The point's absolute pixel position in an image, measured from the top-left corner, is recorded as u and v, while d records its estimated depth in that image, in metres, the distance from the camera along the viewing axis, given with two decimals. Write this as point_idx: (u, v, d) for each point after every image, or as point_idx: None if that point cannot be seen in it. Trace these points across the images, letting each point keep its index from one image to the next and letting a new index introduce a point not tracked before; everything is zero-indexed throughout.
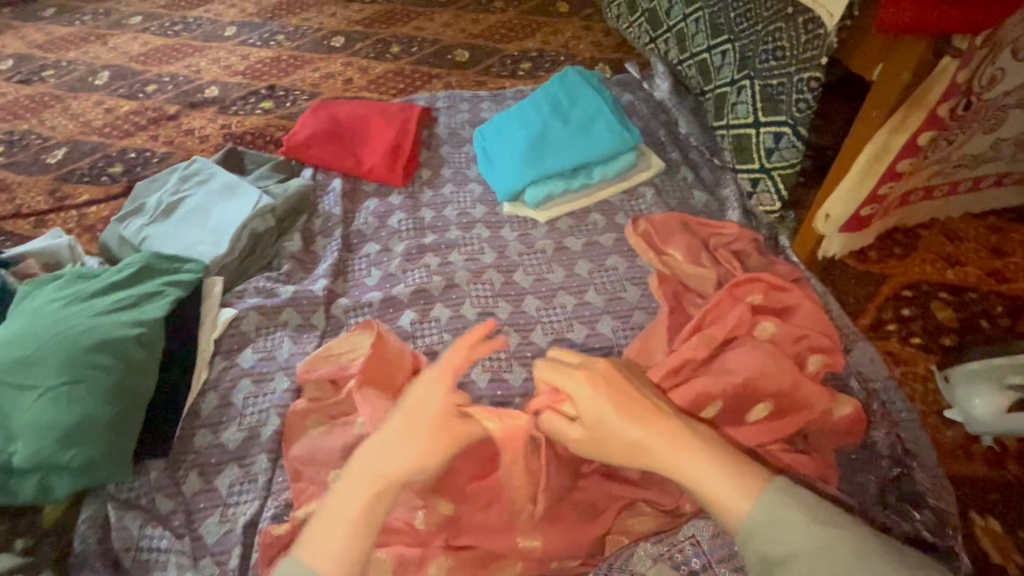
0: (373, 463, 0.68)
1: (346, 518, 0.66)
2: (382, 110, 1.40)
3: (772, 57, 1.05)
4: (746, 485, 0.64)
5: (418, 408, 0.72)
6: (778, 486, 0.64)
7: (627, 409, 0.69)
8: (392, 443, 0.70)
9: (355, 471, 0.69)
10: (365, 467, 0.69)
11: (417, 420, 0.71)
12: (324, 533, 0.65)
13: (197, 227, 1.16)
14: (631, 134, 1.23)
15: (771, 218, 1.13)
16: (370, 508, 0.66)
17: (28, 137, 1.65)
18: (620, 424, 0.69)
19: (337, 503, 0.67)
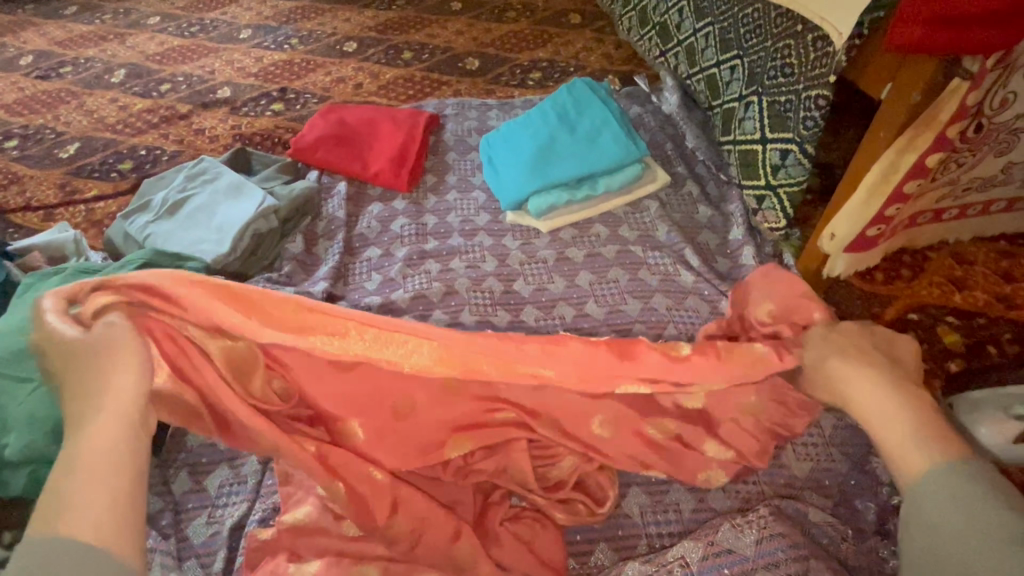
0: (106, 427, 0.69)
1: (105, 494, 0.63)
2: (390, 116, 1.40)
3: (780, 73, 1.05)
4: (923, 443, 0.65)
5: (103, 367, 0.73)
6: (954, 470, 0.62)
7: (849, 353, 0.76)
8: (130, 400, 0.72)
9: (115, 427, 0.69)
10: (111, 420, 0.70)
11: (101, 360, 0.74)
12: (84, 490, 0.63)
13: (201, 226, 1.16)
14: (637, 146, 1.23)
15: (775, 236, 1.12)
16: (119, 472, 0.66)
17: (42, 132, 1.67)
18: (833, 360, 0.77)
19: (90, 451, 0.66)
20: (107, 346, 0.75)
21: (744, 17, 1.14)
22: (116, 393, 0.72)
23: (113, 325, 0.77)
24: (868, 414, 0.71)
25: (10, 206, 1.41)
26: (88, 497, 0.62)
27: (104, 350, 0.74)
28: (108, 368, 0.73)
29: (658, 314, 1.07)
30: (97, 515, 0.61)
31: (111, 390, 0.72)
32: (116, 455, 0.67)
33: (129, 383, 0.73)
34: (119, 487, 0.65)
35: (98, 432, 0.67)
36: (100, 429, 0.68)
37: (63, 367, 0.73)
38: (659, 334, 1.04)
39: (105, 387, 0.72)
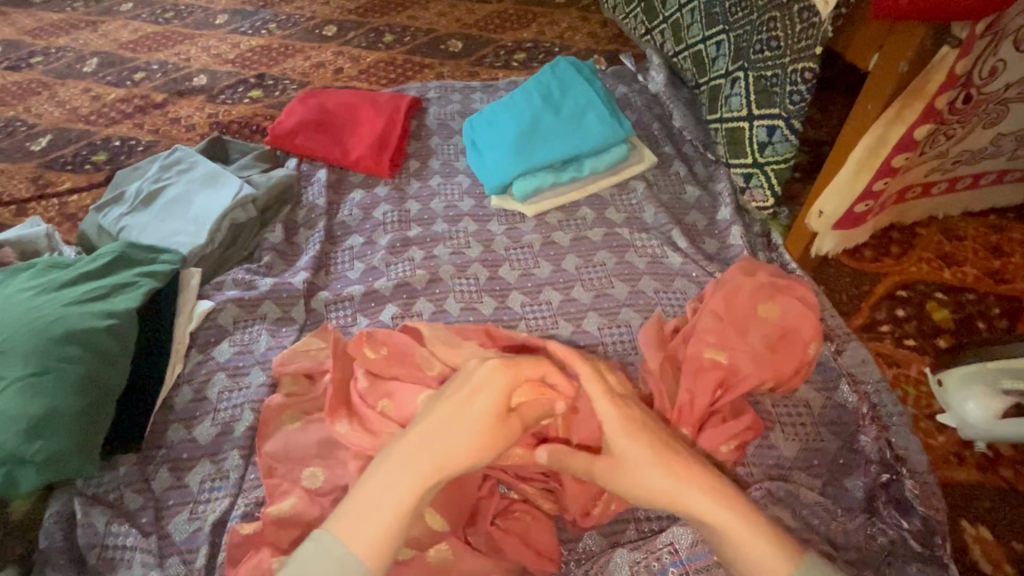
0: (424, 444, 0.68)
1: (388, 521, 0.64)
2: (370, 100, 1.37)
3: (766, 47, 1.02)
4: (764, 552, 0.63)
5: (441, 419, 0.69)
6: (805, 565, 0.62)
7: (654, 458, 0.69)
8: (433, 429, 0.68)
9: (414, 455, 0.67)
10: (413, 453, 0.67)
11: (465, 415, 0.69)
12: (375, 513, 0.64)
13: (177, 217, 1.13)
14: (623, 126, 1.20)
15: (763, 215, 1.11)
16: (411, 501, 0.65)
17: (13, 124, 1.62)
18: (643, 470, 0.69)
19: (408, 461, 0.66)
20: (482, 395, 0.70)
21: None
22: (485, 443, 0.69)
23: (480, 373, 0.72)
24: (690, 514, 0.67)
25: None
26: (367, 516, 0.64)
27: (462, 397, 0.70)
28: (459, 414, 0.69)
29: (645, 297, 1.05)
30: (378, 543, 0.63)
31: (435, 429, 0.68)
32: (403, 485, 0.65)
33: (477, 425, 0.69)
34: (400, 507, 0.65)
35: (397, 460, 0.66)
36: (418, 461, 0.66)
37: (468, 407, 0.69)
38: (646, 317, 1.03)
39: (462, 435, 0.68)
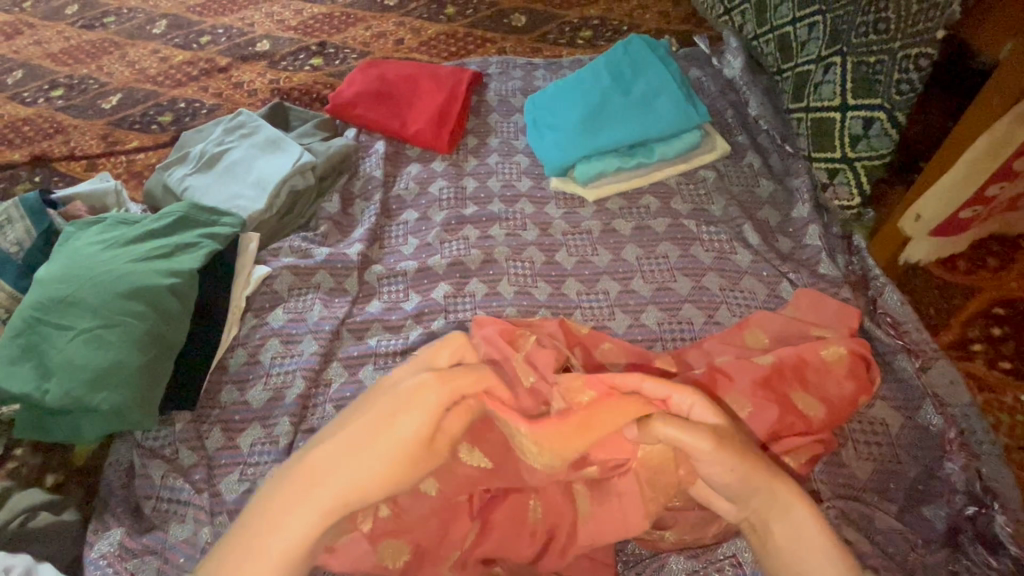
0: (304, 450, 0.60)
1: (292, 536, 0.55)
2: (431, 73, 1.34)
3: (871, 29, 0.92)
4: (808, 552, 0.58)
5: (348, 416, 0.63)
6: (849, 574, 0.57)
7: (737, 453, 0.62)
8: (337, 457, 0.59)
9: (314, 474, 0.58)
10: (304, 481, 0.58)
11: (410, 446, 0.61)
12: (258, 556, 0.54)
13: (238, 180, 1.14)
14: (697, 110, 1.13)
15: (846, 215, 1.03)
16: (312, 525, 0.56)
17: (86, 82, 1.67)
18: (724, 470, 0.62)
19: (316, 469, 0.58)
20: (394, 406, 0.62)
21: None
22: (386, 472, 0.60)
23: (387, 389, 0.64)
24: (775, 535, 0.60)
25: (56, 155, 1.42)
26: (260, 540, 0.54)
27: (386, 404, 0.62)
28: (376, 429, 0.60)
29: (709, 294, 0.99)
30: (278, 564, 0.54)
31: (332, 462, 0.59)
32: (318, 507, 0.57)
33: (393, 455, 0.60)
34: (292, 551, 0.55)
35: (298, 485, 0.57)
36: (320, 501, 0.57)
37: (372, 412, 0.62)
38: (710, 315, 0.97)
39: (375, 454, 0.60)
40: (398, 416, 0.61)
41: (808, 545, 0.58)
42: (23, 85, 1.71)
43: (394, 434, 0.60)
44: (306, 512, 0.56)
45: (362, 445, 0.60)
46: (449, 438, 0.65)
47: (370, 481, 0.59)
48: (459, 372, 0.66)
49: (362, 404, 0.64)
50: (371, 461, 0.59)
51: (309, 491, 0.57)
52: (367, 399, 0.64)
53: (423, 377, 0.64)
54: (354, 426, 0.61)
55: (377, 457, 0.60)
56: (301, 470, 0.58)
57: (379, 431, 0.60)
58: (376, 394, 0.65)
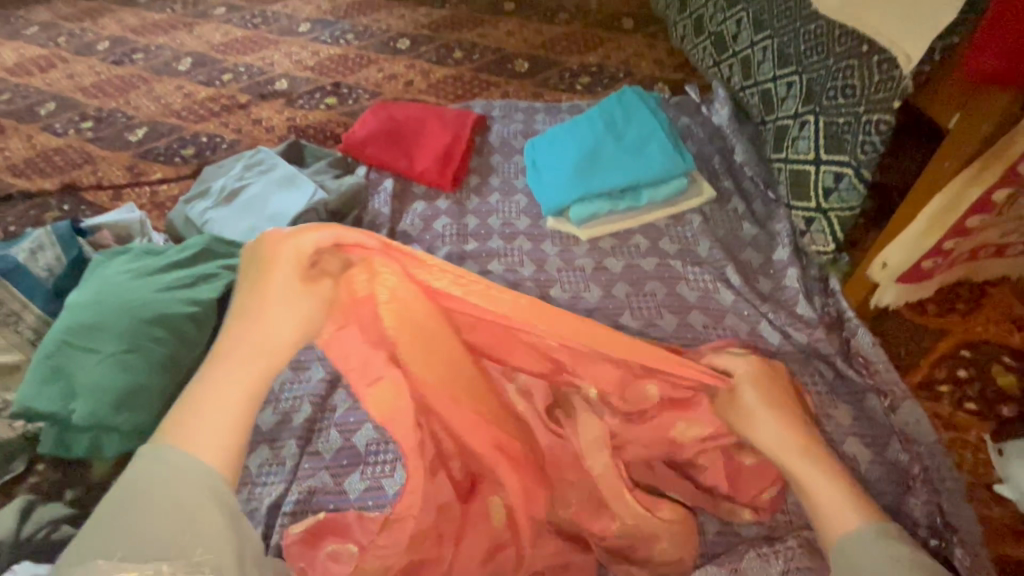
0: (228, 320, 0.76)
1: (242, 393, 0.71)
2: (438, 115, 1.43)
3: (840, 92, 1.00)
4: (846, 509, 0.69)
5: (253, 285, 0.76)
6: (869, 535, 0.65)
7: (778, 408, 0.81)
8: (251, 323, 0.75)
9: (231, 348, 0.74)
10: (228, 348, 0.74)
11: (295, 299, 0.75)
12: (206, 429, 0.68)
13: (254, 214, 1.22)
14: (684, 158, 1.21)
15: (823, 260, 1.10)
16: (241, 392, 0.71)
17: (114, 115, 1.78)
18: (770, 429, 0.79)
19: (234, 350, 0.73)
20: (273, 271, 0.76)
21: (803, 33, 1.08)
22: (298, 327, 0.76)
23: (271, 254, 0.76)
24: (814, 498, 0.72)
25: (84, 184, 1.51)
26: (210, 414, 0.69)
27: (287, 264, 0.75)
28: (267, 299, 0.75)
29: (694, 331, 1.06)
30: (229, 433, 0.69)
31: (247, 345, 0.74)
32: (257, 373, 0.73)
33: (295, 319, 0.75)
34: (239, 401, 0.71)
35: (237, 356, 0.73)
36: (249, 374, 0.72)
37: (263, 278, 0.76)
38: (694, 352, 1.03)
39: (297, 316, 0.76)
40: (275, 283, 0.75)
41: (841, 510, 0.69)
42: (55, 116, 1.82)
43: (287, 288, 0.76)
44: (243, 369, 0.72)
45: (268, 314, 0.75)
46: (335, 284, 0.77)
47: (280, 342, 0.74)
48: (358, 234, 0.77)
49: (248, 276, 0.78)
50: (263, 329, 0.74)
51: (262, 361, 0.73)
52: (252, 271, 0.76)
53: (324, 236, 0.75)
54: (252, 297, 0.76)
55: (286, 323, 0.75)
56: (247, 347, 0.73)
57: (290, 303, 0.75)
58: (270, 266, 0.76)
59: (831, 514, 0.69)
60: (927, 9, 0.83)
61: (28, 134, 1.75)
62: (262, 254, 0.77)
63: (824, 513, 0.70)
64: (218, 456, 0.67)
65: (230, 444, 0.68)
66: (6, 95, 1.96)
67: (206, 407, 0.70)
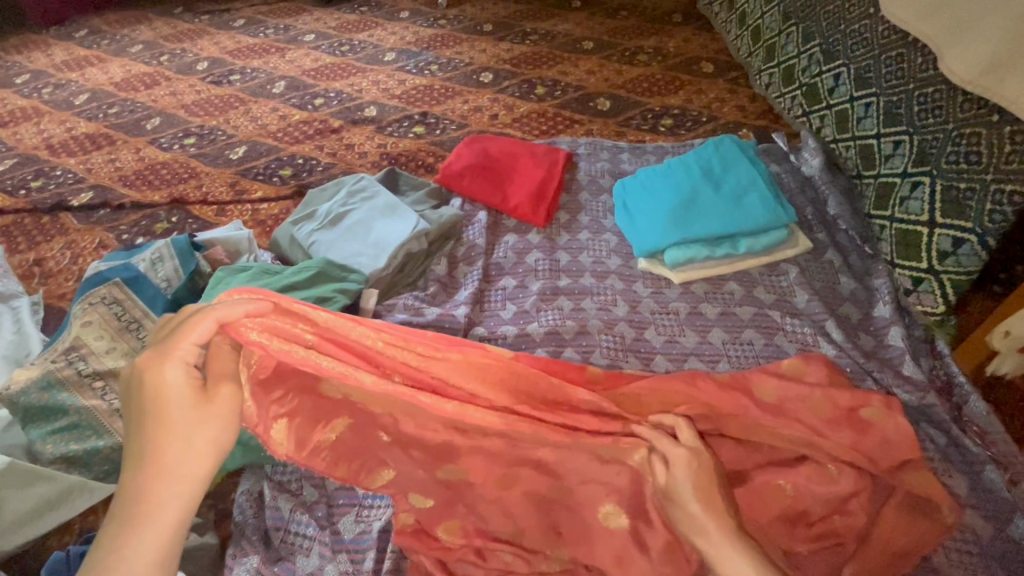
0: (151, 476, 0.62)
1: (139, 553, 0.60)
2: (530, 152, 1.48)
3: (963, 158, 1.00)
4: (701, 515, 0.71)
5: (158, 425, 0.62)
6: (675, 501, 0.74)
7: (704, 492, 0.73)
8: (172, 448, 0.62)
9: (142, 503, 0.61)
10: (138, 503, 0.61)
11: (205, 415, 0.65)
12: None
13: (359, 239, 1.27)
14: (785, 211, 1.23)
15: (929, 320, 1.08)
16: (155, 539, 0.61)
17: (215, 133, 1.89)
18: (688, 504, 0.73)
19: (151, 506, 0.61)
20: (169, 398, 0.63)
21: (919, 96, 1.10)
22: (201, 430, 0.64)
23: (152, 389, 0.62)
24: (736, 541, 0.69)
25: (190, 199, 1.60)
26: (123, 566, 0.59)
27: (182, 393, 0.64)
28: (162, 426, 0.62)
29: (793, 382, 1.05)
30: None
31: (143, 477, 0.62)
32: (167, 518, 0.62)
33: (181, 418, 0.63)
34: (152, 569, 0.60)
35: (138, 515, 0.61)
36: (164, 525, 0.61)
37: (151, 411, 0.62)
38: None
39: (199, 446, 0.64)
40: (171, 403, 0.63)
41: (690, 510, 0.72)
42: (160, 131, 1.94)
43: (183, 400, 0.64)
44: (143, 523, 0.61)
45: (159, 440, 0.62)
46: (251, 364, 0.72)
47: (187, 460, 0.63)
48: (241, 303, 0.70)
49: (134, 405, 0.64)
50: (153, 426, 0.62)
51: (146, 519, 0.61)
52: (135, 396, 0.63)
53: (241, 313, 0.69)
54: (146, 432, 0.62)
55: (198, 435, 0.64)
56: (150, 486, 0.62)
57: (197, 426, 0.64)
58: (171, 398, 0.63)
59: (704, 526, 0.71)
60: (1002, 86, 0.91)
61: (136, 147, 1.87)
62: (146, 386, 0.63)
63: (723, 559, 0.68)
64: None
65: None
66: (114, 108, 2.10)
67: None
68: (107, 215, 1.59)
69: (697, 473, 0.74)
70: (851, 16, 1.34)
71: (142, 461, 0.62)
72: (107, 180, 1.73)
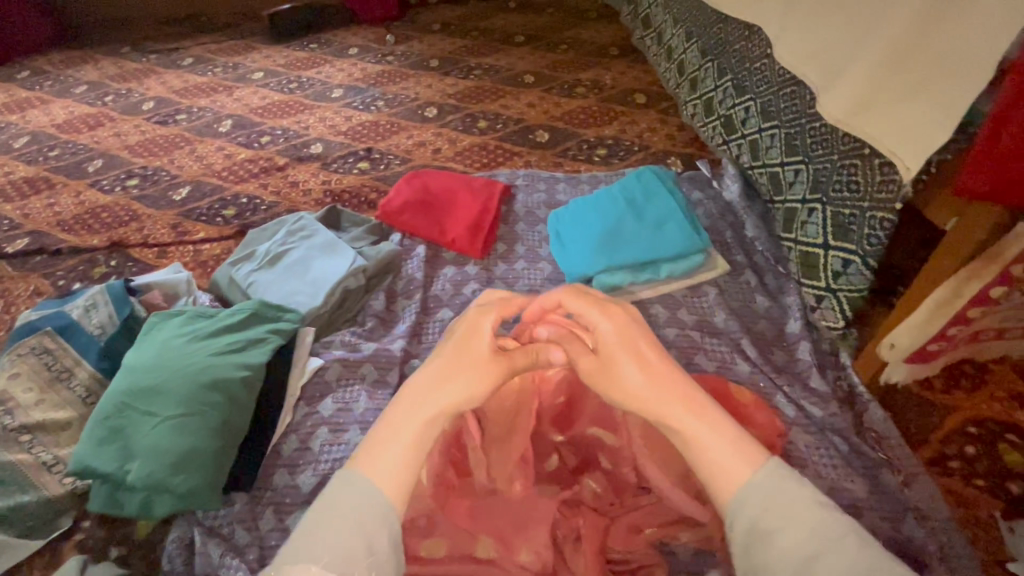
0: (417, 389, 0.67)
1: (402, 447, 0.63)
2: (468, 186, 1.53)
3: (845, 188, 1.10)
4: (705, 437, 0.64)
5: (444, 363, 0.68)
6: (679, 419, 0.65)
7: (656, 379, 0.67)
8: (436, 372, 0.68)
9: (408, 405, 0.66)
10: (404, 406, 0.66)
11: (472, 357, 0.69)
12: (381, 468, 0.62)
13: (297, 278, 1.30)
14: (700, 237, 1.30)
15: (833, 335, 1.17)
16: (417, 439, 0.64)
17: (158, 174, 1.90)
18: (624, 379, 0.68)
19: (406, 410, 0.66)
20: (473, 349, 0.69)
21: (810, 129, 1.20)
22: (491, 374, 0.68)
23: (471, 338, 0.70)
24: (704, 459, 0.64)
25: (130, 241, 1.60)
26: (385, 449, 0.63)
27: (456, 345, 0.70)
28: (457, 361, 0.68)
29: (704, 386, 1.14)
30: (395, 484, 0.62)
31: (415, 387, 0.67)
32: (418, 419, 0.65)
33: (480, 367, 0.68)
34: (406, 461, 0.63)
35: (394, 415, 0.65)
36: (411, 424, 0.65)
37: (458, 351, 0.69)
38: None
39: (465, 377, 0.67)
40: (477, 348, 0.69)
41: (701, 435, 0.64)
42: (102, 173, 1.93)
43: (477, 350, 0.69)
44: (406, 421, 0.65)
45: (445, 375, 0.67)
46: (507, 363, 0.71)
47: (454, 381, 0.67)
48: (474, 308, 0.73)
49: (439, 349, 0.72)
50: (443, 363, 0.69)
51: (410, 417, 0.65)
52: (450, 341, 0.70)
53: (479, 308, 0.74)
54: (444, 361, 0.69)
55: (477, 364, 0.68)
56: (420, 401, 0.66)
57: (470, 361, 0.68)
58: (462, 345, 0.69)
59: (711, 458, 0.63)
60: (870, 127, 1.00)
61: (76, 190, 1.86)
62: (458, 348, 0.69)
63: (717, 474, 0.63)
64: (399, 487, 0.62)
65: (399, 486, 0.62)
66: (55, 150, 2.08)
67: (393, 472, 0.62)
68: (43, 261, 1.57)
69: (627, 334, 0.70)
70: (754, 54, 1.45)
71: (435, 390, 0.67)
72: (44, 225, 1.71)
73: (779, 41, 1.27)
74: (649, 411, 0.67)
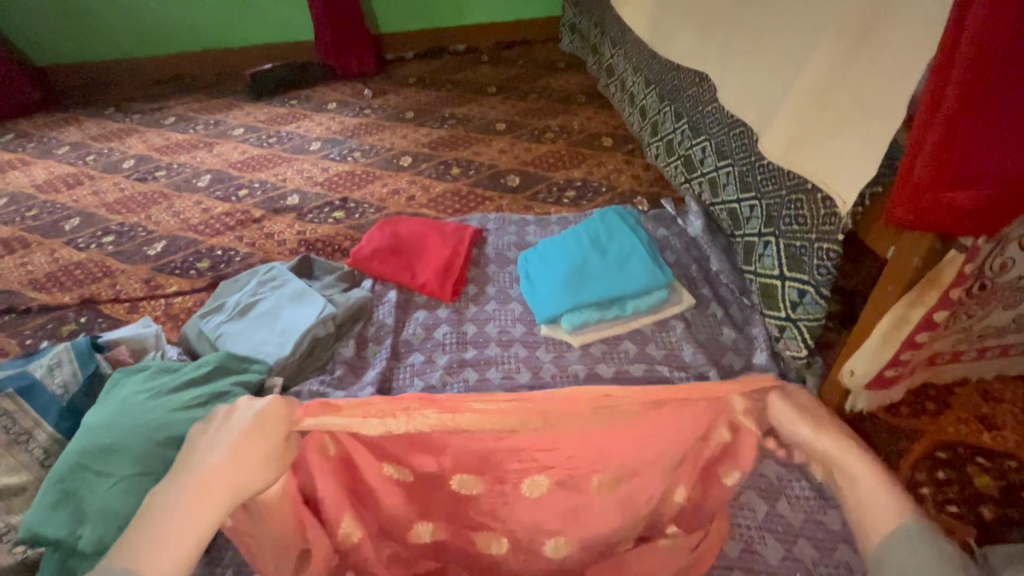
0: (207, 476, 0.77)
1: (177, 530, 0.72)
2: (438, 230, 1.56)
3: (794, 221, 1.15)
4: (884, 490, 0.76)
5: (242, 450, 0.81)
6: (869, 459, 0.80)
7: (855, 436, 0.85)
8: (236, 460, 0.79)
9: (206, 492, 0.76)
10: (198, 492, 0.76)
11: (269, 440, 0.83)
12: (163, 555, 0.70)
13: (266, 328, 1.31)
14: (663, 272, 1.33)
15: (798, 364, 1.19)
16: (200, 520, 0.74)
17: (135, 229, 1.92)
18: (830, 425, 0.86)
19: (196, 496, 0.75)
20: (277, 426, 0.85)
21: (758, 167, 1.26)
22: (266, 470, 0.82)
23: (280, 411, 0.86)
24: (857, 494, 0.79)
25: (102, 297, 1.61)
26: (158, 548, 0.70)
27: (266, 424, 0.84)
28: (257, 446, 0.82)
29: None
30: (176, 560, 0.71)
31: (216, 469, 0.78)
32: (218, 505, 0.76)
33: (277, 446, 0.84)
34: (193, 535, 0.73)
35: (191, 502, 0.75)
36: (213, 506, 0.76)
37: (254, 436, 0.82)
38: None
39: (256, 468, 0.81)
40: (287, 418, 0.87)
41: (879, 499, 0.76)
42: (79, 230, 1.95)
43: (274, 437, 0.84)
44: (190, 504, 0.74)
45: (243, 459, 0.80)
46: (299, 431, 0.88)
47: (249, 477, 0.80)
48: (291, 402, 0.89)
49: (225, 437, 0.82)
50: (244, 450, 0.80)
51: (204, 504, 0.75)
52: (249, 428, 0.83)
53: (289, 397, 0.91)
54: (240, 450, 0.80)
55: (237, 454, 0.81)
56: (217, 488, 0.77)
57: (274, 432, 0.84)
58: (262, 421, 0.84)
59: (880, 504, 0.75)
60: (805, 167, 1.05)
61: (51, 248, 1.87)
62: (258, 425, 0.84)
63: (869, 511, 0.76)
64: (176, 565, 0.70)
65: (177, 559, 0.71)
66: (34, 210, 2.10)
67: (168, 553, 0.70)
68: (11, 321, 1.56)
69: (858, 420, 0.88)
70: (705, 98, 1.53)
71: (226, 478, 0.78)
72: (16, 284, 1.71)
73: (721, 87, 1.34)
74: (821, 447, 0.85)
